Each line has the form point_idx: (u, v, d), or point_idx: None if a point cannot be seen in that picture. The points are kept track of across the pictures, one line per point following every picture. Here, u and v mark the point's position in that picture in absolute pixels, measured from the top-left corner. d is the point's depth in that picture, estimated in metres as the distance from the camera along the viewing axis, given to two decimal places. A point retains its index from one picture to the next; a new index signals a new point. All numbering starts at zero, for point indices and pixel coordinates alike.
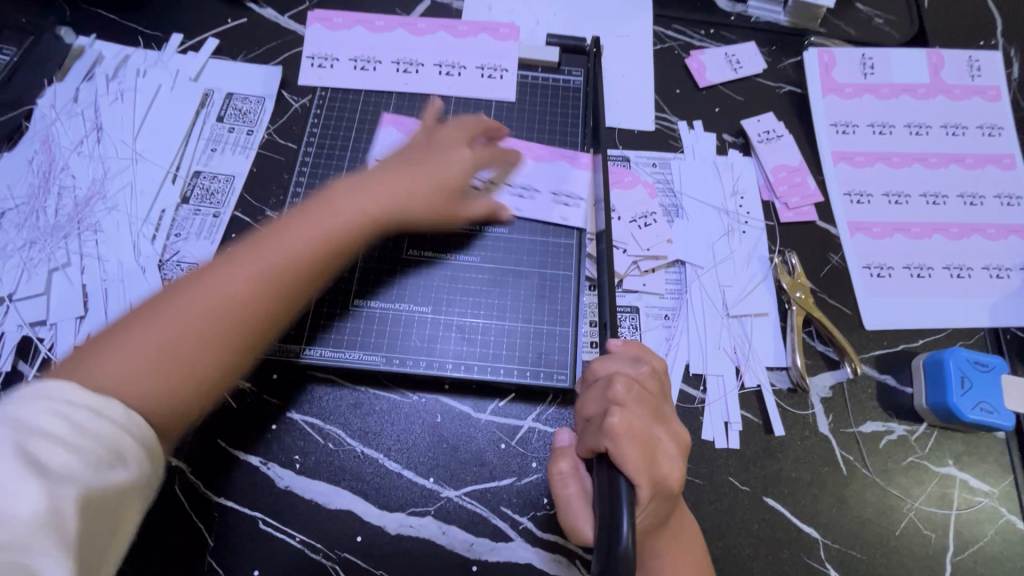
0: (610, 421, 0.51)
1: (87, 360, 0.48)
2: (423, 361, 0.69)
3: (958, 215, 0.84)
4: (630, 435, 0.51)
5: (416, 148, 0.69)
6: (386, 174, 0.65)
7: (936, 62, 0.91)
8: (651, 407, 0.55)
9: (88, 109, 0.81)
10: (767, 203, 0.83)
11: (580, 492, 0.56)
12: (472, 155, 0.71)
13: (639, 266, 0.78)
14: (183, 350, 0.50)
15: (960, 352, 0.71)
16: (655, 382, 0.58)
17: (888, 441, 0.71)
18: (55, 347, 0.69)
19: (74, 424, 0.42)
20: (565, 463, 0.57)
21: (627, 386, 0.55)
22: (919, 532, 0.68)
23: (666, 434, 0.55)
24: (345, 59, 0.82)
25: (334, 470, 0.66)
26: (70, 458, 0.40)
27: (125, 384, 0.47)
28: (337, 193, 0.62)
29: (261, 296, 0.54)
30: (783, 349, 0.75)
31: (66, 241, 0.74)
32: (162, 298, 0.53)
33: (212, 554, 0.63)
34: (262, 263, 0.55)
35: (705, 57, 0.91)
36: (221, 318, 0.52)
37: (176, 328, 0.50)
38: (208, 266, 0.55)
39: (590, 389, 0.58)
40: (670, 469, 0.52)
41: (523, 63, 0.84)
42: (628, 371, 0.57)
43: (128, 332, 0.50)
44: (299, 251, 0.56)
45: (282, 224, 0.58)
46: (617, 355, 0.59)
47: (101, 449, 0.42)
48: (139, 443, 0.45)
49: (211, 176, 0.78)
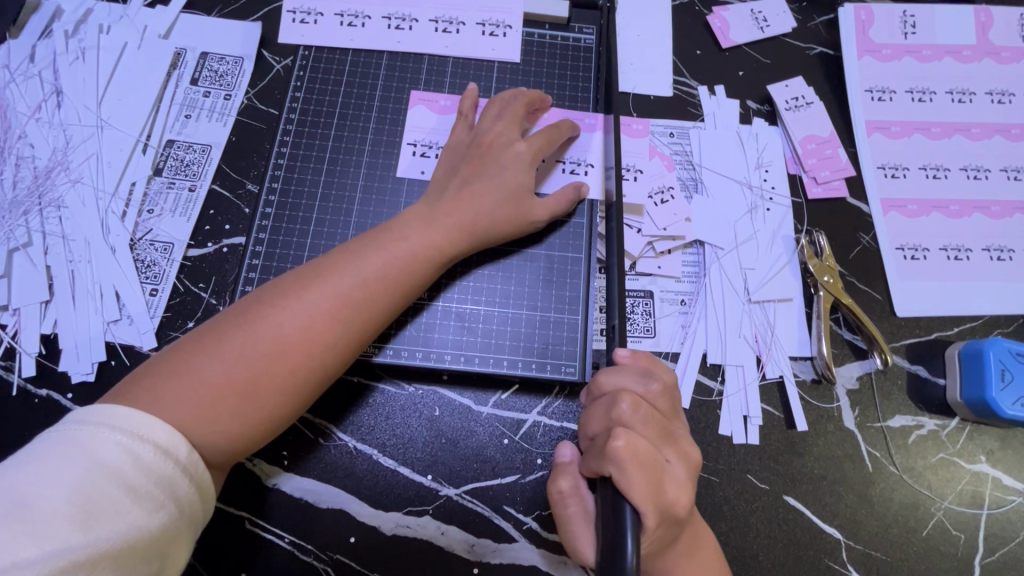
0: (613, 446, 0.46)
1: (161, 384, 0.48)
2: (419, 351, 0.63)
3: (1001, 191, 0.77)
4: (637, 460, 0.46)
5: (476, 151, 0.64)
6: (456, 193, 0.62)
7: (985, 19, 0.82)
8: (660, 428, 0.50)
9: (47, 70, 0.73)
10: (794, 177, 0.76)
11: (581, 513, 0.52)
12: (533, 153, 0.65)
13: (655, 247, 0.71)
14: (258, 390, 0.50)
15: (1001, 343, 0.66)
16: (666, 402, 0.52)
17: (917, 437, 0.67)
18: (20, 334, 0.64)
19: (136, 458, 0.43)
20: (565, 481, 0.53)
21: (633, 406, 0.49)
22: (947, 532, 0.64)
23: (677, 456, 0.50)
24: (331, 14, 0.74)
25: (324, 467, 0.62)
26: (123, 501, 0.42)
27: (193, 417, 0.48)
28: (409, 221, 0.60)
29: (338, 340, 0.54)
30: (808, 338, 0.69)
31: (27, 218, 0.67)
32: (232, 324, 0.52)
33: (196, 553, 0.59)
34: (331, 302, 0.54)
35: (729, 14, 0.82)
36: (301, 361, 0.52)
37: (245, 361, 0.50)
38: (285, 291, 0.54)
39: (593, 406, 0.52)
40: (678, 494, 0.48)
41: (529, 19, 0.75)
42: (636, 388, 0.51)
43: (200, 358, 0.50)
44: (375, 291, 0.56)
45: (357, 254, 0.57)
46: (624, 369, 0.53)
47: (154, 490, 0.43)
48: (193, 484, 0.46)
49: (185, 146, 0.71)
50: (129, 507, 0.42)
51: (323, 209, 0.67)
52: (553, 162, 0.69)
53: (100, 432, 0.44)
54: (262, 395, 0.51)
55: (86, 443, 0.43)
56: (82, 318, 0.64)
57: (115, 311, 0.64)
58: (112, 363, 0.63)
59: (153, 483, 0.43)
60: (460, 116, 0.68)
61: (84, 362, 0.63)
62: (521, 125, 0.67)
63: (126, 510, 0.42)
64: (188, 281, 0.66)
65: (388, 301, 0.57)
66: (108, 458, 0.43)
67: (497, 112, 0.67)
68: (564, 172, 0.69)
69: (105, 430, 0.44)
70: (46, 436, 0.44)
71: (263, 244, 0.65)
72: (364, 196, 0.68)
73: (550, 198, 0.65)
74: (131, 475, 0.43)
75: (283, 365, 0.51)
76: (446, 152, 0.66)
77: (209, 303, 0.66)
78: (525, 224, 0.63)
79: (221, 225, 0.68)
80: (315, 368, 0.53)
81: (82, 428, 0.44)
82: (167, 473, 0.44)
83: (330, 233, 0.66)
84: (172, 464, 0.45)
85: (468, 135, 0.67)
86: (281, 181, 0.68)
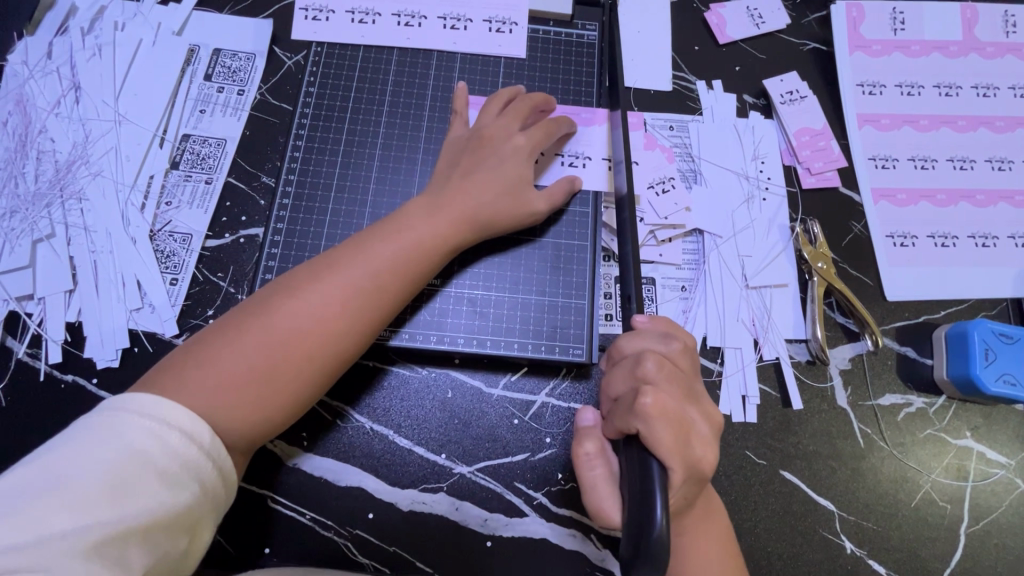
0: (643, 403, 0.48)
1: (184, 374, 0.51)
2: (433, 336, 0.66)
3: (985, 180, 0.80)
4: (664, 417, 0.48)
5: (476, 144, 0.67)
6: (459, 183, 0.64)
7: (971, 16, 0.86)
8: (684, 387, 0.52)
9: (65, 67, 0.74)
10: (788, 168, 0.79)
11: (607, 473, 0.54)
12: (531, 146, 0.67)
13: (656, 235, 0.75)
14: (277, 377, 0.53)
15: (985, 324, 0.69)
16: (687, 359, 0.54)
17: (906, 414, 0.70)
18: (44, 322, 0.66)
19: (163, 444, 0.46)
20: (590, 444, 0.56)
21: (658, 364, 0.51)
22: (934, 504, 0.67)
23: (700, 414, 0.51)
24: (342, 11, 0.76)
25: (342, 447, 0.65)
26: (150, 482, 0.44)
27: (217, 404, 0.50)
28: (413, 212, 0.62)
29: (350, 329, 0.56)
30: (803, 321, 0.73)
31: (49, 210, 0.69)
32: (247, 317, 0.55)
33: (221, 530, 0.62)
34: (342, 292, 0.56)
35: (726, 11, 0.85)
36: (315, 348, 0.55)
37: (263, 352, 0.53)
38: (300, 282, 0.57)
39: (615, 367, 0.55)
40: (704, 452, 0.50)
41: (534, 16, 0.78)
42: (658, 348, 0.53)
43: (220, 349, 0.53)
44: (384, 280, 0.58)
45: (366, 246, 0.59)
46: (645, 333, 0.55)
47: (180, 472, 0.46)
48: (216, 467, 0.49)
49: (201, 140, 0.73)
50: (156, 488, 0.44)
51: (338, 201, 0.69)
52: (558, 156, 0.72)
53: (129, 419, 0.46)
54: (280, 382, 0.53)
55: (117, 429, 0.45)
56: (105, 307, 0.66)
57: (137, 300, 0.67)
58: (136, 349, 0.65)
59: (179, 466, 0.46)
60: (456, 115, 0.70)
61: (108, 349, 0.65)
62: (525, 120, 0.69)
63: (153, 490, 0.44)
64: (208, 271, 0.69)
65: (398, 290, 0.59)
66: (137, 442, 0.45)
67: (498, 109, 0.70)
68: (546, 161, 0.71)
69: (134, 418, 0.46)
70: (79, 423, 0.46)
71: (282, 234, 0.68)
72: (377, 188, 0.70)
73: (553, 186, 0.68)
74: (159, 459, 0.45)
75: (298, 352, 0.54)
76: (447, 146, 0.69)
77: (228, 292, 0.68)
78: (525, 215, 0.66)
79: (238, 216, 0.71)
80: (329, 355, 0.55)
81: (111, 416, 0.46)
82: (191, 457, 0.47)
83: (345, 223, 0.69)
84: (197, 449, 0.47)
85: (467, 130, 0.69)
86: (297, 173, 0.70)
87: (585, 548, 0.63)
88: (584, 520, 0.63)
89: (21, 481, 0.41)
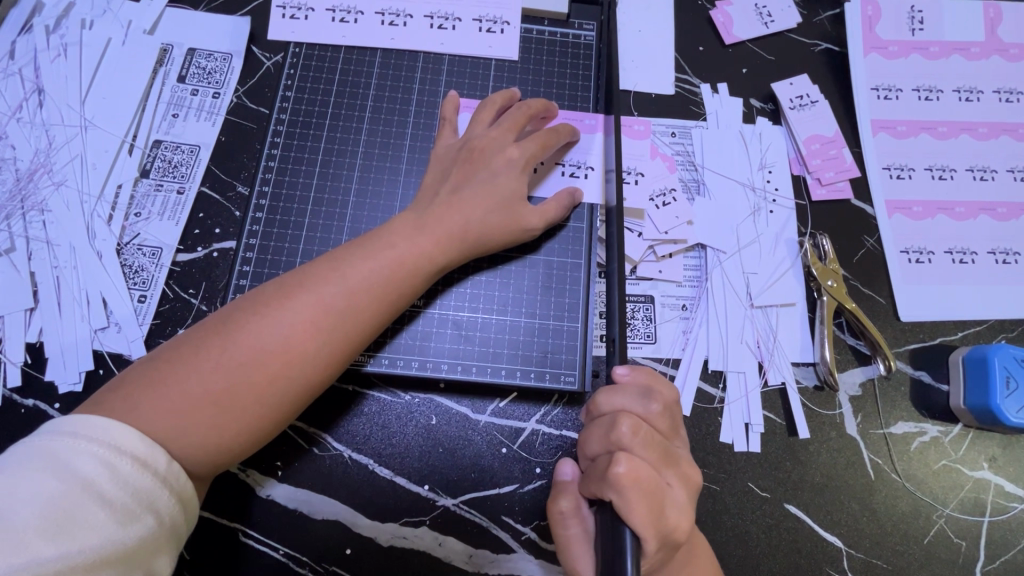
0: (616, 472, 0.45)
1: (140, 394, 0.47)
2: (415, 361, 0.62)
3: (1007, 192, 0.75)
4: (638, 487, 0.45)
5: (468, 156, 0.62)
6: (446, 200, 0.60)
7: (993, 16, 0.80)
8: (661, 451, 0.48)
9: (28, 68, 0.70)
10: (797, 178, 0.75)
11: (583, 534, 0.51)
12: (527, 157, 0.63)
13: (656, 251, 0.70)
14: (239, 401, 0.49)
15: (1007, 349, 0.65)
16: (666, 420, 0.50)
17: (919, 444, 0.66)
18: (3, 343, 0.62)
19: (112, 472, 0.42)
20: (566, 501, 0.52)
21: (634, 430, 0.48)
22: (948, 540, 0.63)
23: (677, 478, 0.49)
24: (322, 9, 0.71)
25: (319, 478, 0.61)
26: (97, 514, 0.41)
27: (172, 429, 0.46)
28: (397, 228, 0.58)
29: (321, 351, 0.52)
30: (811, 344, 0.68)
31: (10, 222, 0.65)
32: (213, 334, 0.51)
33: (190, 566, 0.58)
34: (315, 312, 0.52)
35: (732, 9, 0.80)
36: (281, 371, 0.50)
37: (225, 373, 0.49)
38: (271, 298, 0.53)
39: (592, 425, 0.51)
40: (680, 522, 0.47)
41: (528, 15, 0.73)
42: (636, 409, 0.50)
43: (180, 368, 0.49)
44: (360, 301, 0.54)
45: (343, 262, 0.55)
46: (624, 389, 0.51)
47: (131, 504, 0.42)
48: (173, 497, 0.45)
49: (173, 147, 0.69)
50: (104, 521, 0.41)
51: (316, 214, 0.65)
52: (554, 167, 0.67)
53: (78, 446, 0.43)
54: (241, 407, 0.49)
55: (65, 455, 0.42)
56: (68, 326, 0.63)
57: (103, 319, 0.63)
58: (100, 372, 0.62)
59: (131, 496, 0.42)
60: (444, 122, 0.66)
61: (71, 372, 0.61)
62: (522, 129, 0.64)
63: (101, 523, 0.41)
64: (178, 287, 0.64)
65: (376, 311, 0.55)
66: (84, 471, 0.42)
67: (491, 118, 0.65)
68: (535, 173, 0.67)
69: (84, 443, 0.43)
70: (22, 448, 0.43)
71: (255, 249, 0.63)
72: (358, 199, 0.66)
73: (554, 200, 0.63)
74: (108, 490, 0.42)
75: (263, 375, 0.50)
76: (435, 158, 0.64)
77: (199, 310, 0.64)
78: (518, 232, 0.61)
79: (211, 229, 0.66)
80: (296, 380, 0.51)
81: (59, 439, 0.43)
82: (145, 486, 0.43)
83: (323, 238, 0.64)
84: (151, 478, 0.44)
85: (457, 140, 0.65)
86: (272, 184, 0.66)
87: None
88: None
89: None
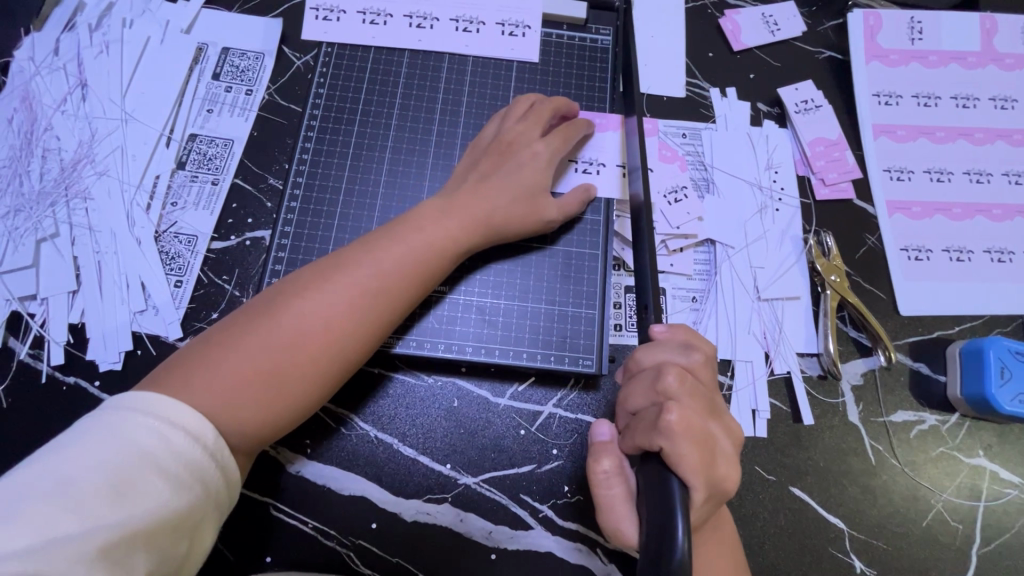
0: (667, 420, 0.47)
1: (191, 373, 0.50)
2: (441, 344, 0.65)
3: (1002, 194, 0.79)
4: (689, 434, 0.47)
5: (499, 148, 0.66)
6: (475, 184, 0.64)
7: (989, 27, 0.84)
8: (706, 401, 0.51)
9: (71, 63, 0.74)
10: (802, 178, 0.78)
11: (625, 492, 0.53)
12: (552, 153, 0.66)
13: (668, 245, 0.73)
14: (284, 378, 0.52)
15: (1000, 342, 0.68)
16: (707, 371, 0.53)
17: (918, 432, 0.69)
18: (47, 323, 0.65)
19: (168, 445, 0.45)
20: (608, 461, 0.54)
21: (680, 378, 0.50)
22: (945, 523, 0.66)
23: (723, 430, 0.51)
24: (353, 11, 0.75)
25: (346, 456, 0.64)
26: (155, 483, 0.43)
27: (224, 405, 0.49)
28: (424, 213, 0.62)
29: (356, 330, 0.55)
30: (815, 335, 0.72)
31: (54, 209, 0.68)
32: (254, 317, 0.54)
33: (222, 538, 0.61)
34: (350, 293, 0.55)
35: (741, 18, 0.84)
36: (321, 350, 0.54)
37: (269, 352, 0.52)
38: (308, 282, 0.56)
39: (636, 381, 0.53)
40: (727, 471, 0.50)
41: (547, 20, 0.77)
42: (677, 360, 0.52)
43: (227, 349, 0.52)
44: (391, 282, 0.57)
45: (373, 247, 0.58)
46: (664, 344, 0.54)
47: (185, 474, 0.45)
48: (220, 471, 0.48)
49: (208, 141, 0.72)
50: (162, 489, 0.44)
51: (347, 204, 0.68)
52: (611, 167, 0.71)
53: (137, 419, 0.45)
54: (285, 383, 0.52)
55: (125, 428, 0.45)
56: (109, 308, 0.66)
57: (141, 302, 0.66)
58: (139, 352, 0.64)
59: (184, 468, 0.45)
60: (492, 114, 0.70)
61: (111, 351, 0.64)
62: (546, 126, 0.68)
63: (159, 491, 0.43)
64: (213, 273, 0.68)
65: (405, 293, 0.58)
66: (145, 443, 0.44)
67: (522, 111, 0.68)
68: (577, 172, 0.70)
69: (142, 417, 0.46)
70: (83, 426, 0.45)
71: (289, 237, 0.67)
72: (386, 192, 0.69)
73: (570, 195, 0.67)
74: (163, 460, 0.44)
75: (304, 354, 0.53)
76: (469, 148, 0.68)
77: (233, 295, 0.67)
78: (539, 222, 0.65)
79: (244, 219, 0.70)
80: (335, 357, 0.54)
81: (120, 414, 0.46)
82: (196, 458, 0.46)
83: (354, 227, 0.68)
84: (202, 451, 0.47)
85: (491, 132, 0.68)
86: (305, 176, 0.69)
87: (590, 563, 0.62)
88: (591, 534, 0.63)
89: (22, 481, 0.40)
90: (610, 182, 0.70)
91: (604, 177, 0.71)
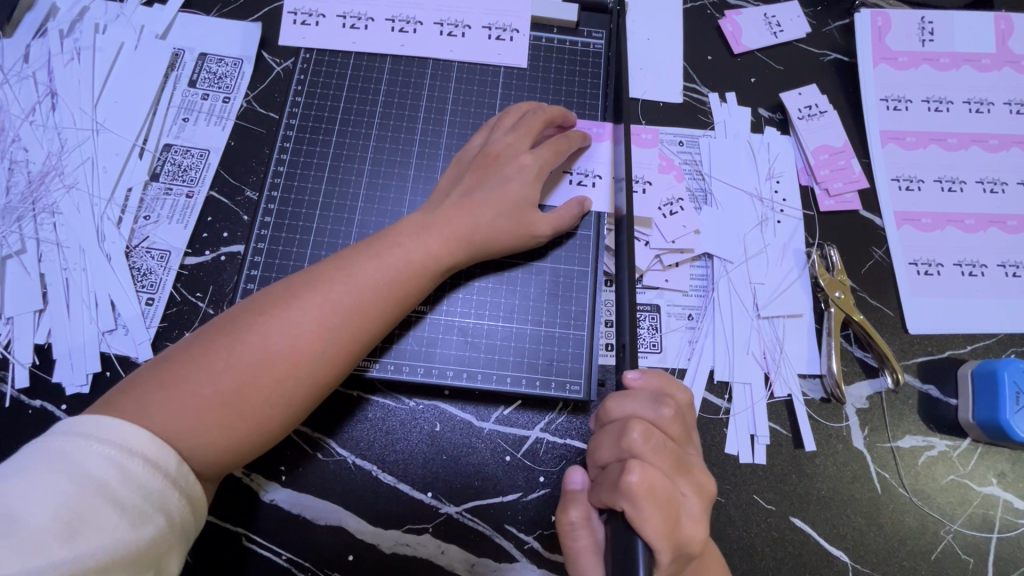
0: (628, 481, 0.45)
1: (150, 396, 0.47)
2: (420, 368, 0.62)
3: (1017, 204, 0.75)
4: (651, 496, 0.45)
5: (483, 162, 0.62)
6: (457, 202, 0.60)
7: (1005, 27, 0.80)
8: (673, 457, 0.48)
9: (42, 71, 0.71)
10: (805, 188, 0.74)
11: (592, 545, 0.50)
12: (541, 165, 0.63)
13: (662, 260, 0.70)
14: (248, 402, 0.49)
15: (1016, 364, 0.64)
16: (678, 425, 0.50)
17: (927, 458, 0.65)
18: (13, 344, 0.62)
19: (124, 473, 0.42)
20: (576, 511, 0.51)
21: (645, 435, 0.47)
22: (956, 556, 0.62)
23: (689, 488, 0.48)
24: (334, 15, 0.72)
25: (323, 483, 0.61)
26: (109, 516, 0.41)
27: (182, 430, 0.47)
28: (403, 229, 0.58)
29: (327, 351, 0.52)
30: (818, 355, 0.68)
31: (21, 224, 0.66)
32: (219, 336, 0.51)
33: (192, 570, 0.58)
34: (322, 312, 0.52)
35: (741, 19, 0.80)
36: (289, 372, 0.50)
37: (233, 374, 0.49)
38: (278, 300, 0.53)
39: (603, 433, 0.50)
40: (693, 531, 0.47)
41: (536, 22, 0.73)
42: (646, 413, 0.49)
43: (188, 369, 0.49)
44: (366, 300, 0.54)
45: (348, 263, 0.55)
46: (634, 395, 0.51)
47: (143, 505, 0.42)
48: (184, 498, 0.45)
49: (182, 151, 0.69)
50: (116, 522, 0.41)
51: (324, 219, 0.65)
52: (605, 179, 0.67)
53: (88, 446, 0.43)
54: (250, 407, 0.49)
55: (76, 457, 0.42)
56: (76, 327, 0.63)
57: (111, 321, 0.63)
58: (108, 373, 0.62)
59: (142, 498, 0.43)
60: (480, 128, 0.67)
61: (79, 373, 0.62)
62: (535, 137, 0.64)
63: (114, 524, 0.41)
64: (186, 290, 0.65)
65: (382, 313, 0.55)
66: (97, 472, 0.42)
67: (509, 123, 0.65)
68: (571, 184, 0.67)
69: (95, 444, 0.43)
70: (32, 452, 0.42)
71: (262, 254, 0.64)
72: (366, 206, 0.66)
73: (560, 210, 0.63)
74: (119, 491, 0.42)
75: (270, 376, 0.50)
76: (453, 160, 0.65)
77: (206, 313, 0.64)
78: (527, 237, 0.62)
79: (219, 233, 0.67)
80: (303, 380, 0.51)
81: (71, 441, 0.43)
82: (156, 488, 0.44)
83: (331, 242, 0.65)
84: (162, 479, 0.44)
85: (476, 145, 0.65)
86: (281, 189, 0.66)
87: None
88: None
89: None
90: (604, 195, 0.67)
91: (598, 190, 0.67)
